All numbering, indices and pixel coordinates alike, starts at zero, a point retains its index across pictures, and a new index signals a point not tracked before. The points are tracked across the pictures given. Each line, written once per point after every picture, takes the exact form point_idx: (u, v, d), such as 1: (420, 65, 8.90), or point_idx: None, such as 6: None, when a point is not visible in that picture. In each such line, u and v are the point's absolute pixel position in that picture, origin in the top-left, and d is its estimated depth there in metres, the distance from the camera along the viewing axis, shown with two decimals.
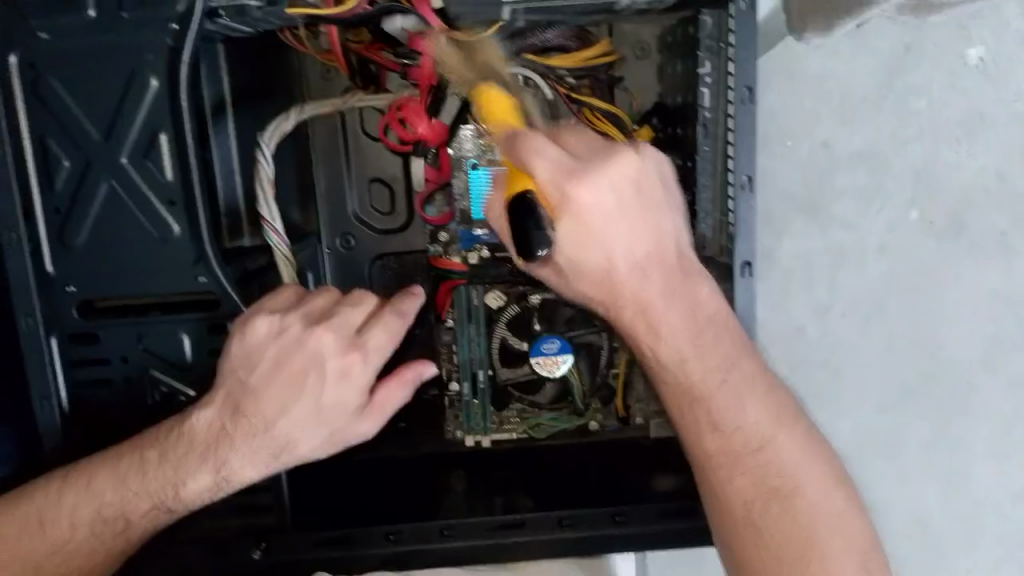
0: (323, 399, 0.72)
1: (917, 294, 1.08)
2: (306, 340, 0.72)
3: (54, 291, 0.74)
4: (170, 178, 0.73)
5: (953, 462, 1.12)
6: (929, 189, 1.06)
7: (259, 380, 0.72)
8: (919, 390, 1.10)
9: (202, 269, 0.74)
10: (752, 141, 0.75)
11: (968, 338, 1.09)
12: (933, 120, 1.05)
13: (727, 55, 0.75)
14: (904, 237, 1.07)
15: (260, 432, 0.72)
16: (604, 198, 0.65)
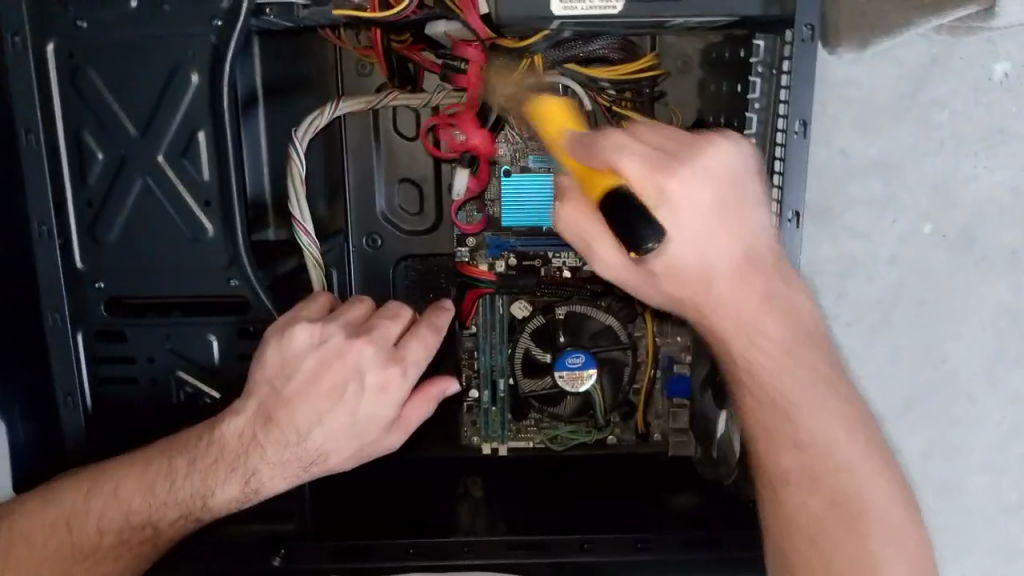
0: (358, 411, 0.71)
1: (923, 308, 1.02)
2: (345, 351, 0.71)
3: (83, 286, 0.73)
4: (207, 178, 0.71)
5: (948, 474, 1.06)
6: (945, 204, 1.00)
7: (295, 389, 0.71)
8: (918, 400, 1.04)
9: (235, 272, 0.73)
10: (803, 173, 0.73)
11: (972, 351, 1.03)
12: (954, 133, 0.98)
13: (782, 82, 0.73)
14: (918, 251, 1.01)
15: (292, 441, 0.71)
16: (694, 192, 0.59)
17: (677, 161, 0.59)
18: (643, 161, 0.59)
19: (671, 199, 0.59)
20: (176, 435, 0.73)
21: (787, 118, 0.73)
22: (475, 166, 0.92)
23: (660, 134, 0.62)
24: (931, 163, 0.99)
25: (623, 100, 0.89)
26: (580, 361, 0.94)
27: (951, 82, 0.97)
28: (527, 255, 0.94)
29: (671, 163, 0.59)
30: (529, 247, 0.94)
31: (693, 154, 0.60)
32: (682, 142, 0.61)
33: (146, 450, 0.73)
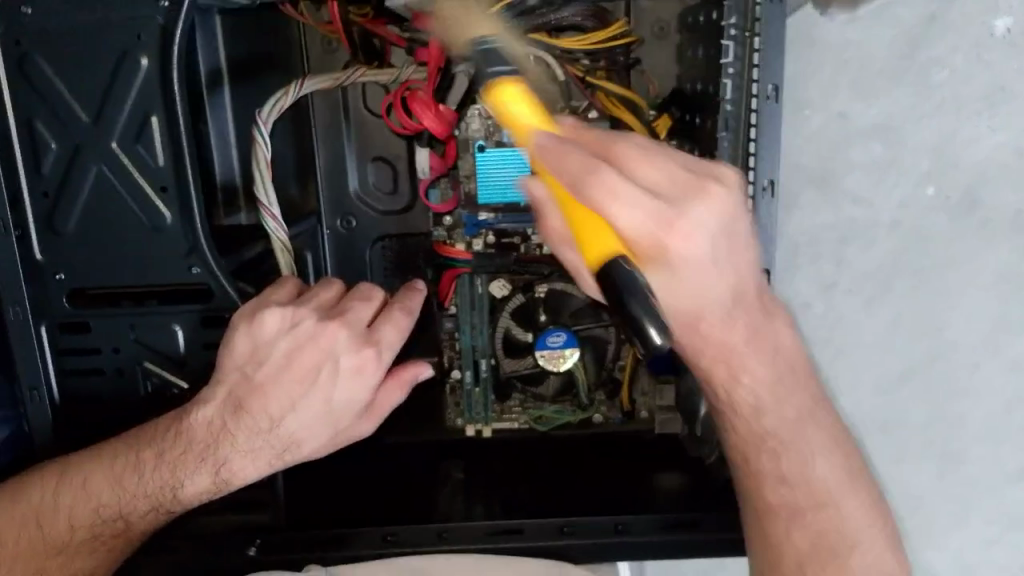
0: (333, 397, 0.69)
1: (920, 276, 0.96)
2: (318, 334, 0.68)
3: (44, 278, 0.71)
4: (162, 163, 0.69)
5: (948, 441, 1.00)
6: (946, 168, 0.94)
7: (267, 375, 0.69)
8: (914, 368, 0.98)
9: (195, 259, 0.71)
10: (777, 140, 0.71)
11: (975, 317, 0.97)
12: (955, 95, 0.92)
13: (754, 45, 0.70)
14: (916, 215, 0.95)
15: (264, 429, 0.69)
16: (703, 244, 0.53)
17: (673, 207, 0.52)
18: (638, 217, 0.51)
19: (677, 259, 0.53)
20: (143, 428, 0.71)
21: (760, 83, 0.70)
22: (441, 144, 0.90)
23: (655, 166, 0.53)
24: (935, 123, 0.93)
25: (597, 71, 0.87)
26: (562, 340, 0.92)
27: (959, 40, 0.90)
28: (507, 232, 0.89)
29: (672, 220, 0.52)
30: (509, 223, 0.89)
31: (697, 200, 0.52)
32: (677, 183, 0.53)
33: (114, 443, 0.71)
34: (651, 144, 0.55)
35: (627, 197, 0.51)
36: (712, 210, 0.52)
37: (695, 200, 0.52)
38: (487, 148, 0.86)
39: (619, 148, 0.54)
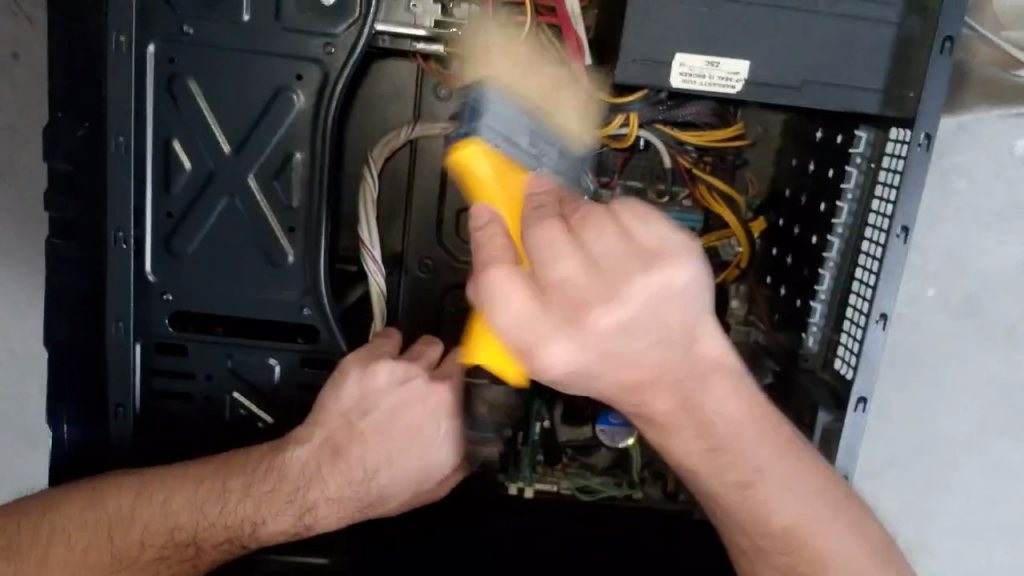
0: (429, 454, 0.71)
1: (915, 375, 1.04)
2: (429, 395, 0.70)
3: (149, 297, 0.70)
4: (296, 203, 0.69)
5: (921, 534, 1.10)
6: (954, 273, 1.01)
7: (371, 426, 0.69)
8: (904, 461, 1.07)
9: (309, 301, 0.71)
10: (898, 280, 0.71)
11: (964, 418, 1.06)
12: (972, 204, 0.99)
13: (878, 177, 0.74)
14: (922, 315, 1.03)
15: (358, 478, 0.70)
16: (626, 328, 0.52)
17: (543, 328, 0.53)
18: (567, 292, 0.53)
19: (545, 366, 0.54)
20: (235, 453, 0.69)
21: (891, 220, 0.70)
22: None
23: (549, 279, 0.52)
24: (953, 228, 1.00)
25: (702, 163, 0.91)
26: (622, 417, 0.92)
27: (984, 156, 0.99)
28: None
29: (572, 323, 0.52)
30: None
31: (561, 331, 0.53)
32: (549, 308, 0.53)
33: (201, 464, 0.69)
34: (565, 255, 0.53)
35: (555, 254, 0.53)
36: (564, 341, 0.53)
37: (610, 299, 0.52)
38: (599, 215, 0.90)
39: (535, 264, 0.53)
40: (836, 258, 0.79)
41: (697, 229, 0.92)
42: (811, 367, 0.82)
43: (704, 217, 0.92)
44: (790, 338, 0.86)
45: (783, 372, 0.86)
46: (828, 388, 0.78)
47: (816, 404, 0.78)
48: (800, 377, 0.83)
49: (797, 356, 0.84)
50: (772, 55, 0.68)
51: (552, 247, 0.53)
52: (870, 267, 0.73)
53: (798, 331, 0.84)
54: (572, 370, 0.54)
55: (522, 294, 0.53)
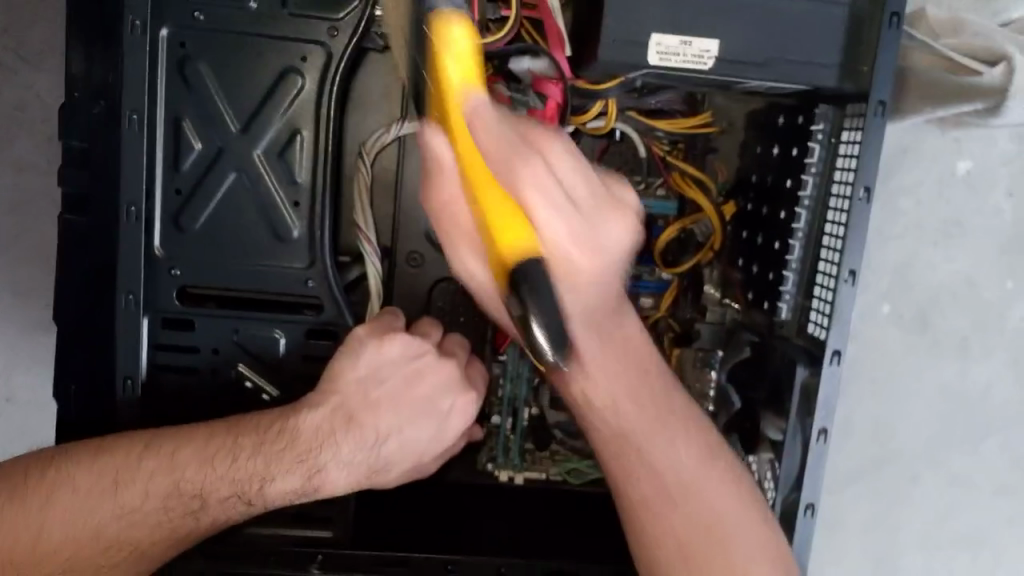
0: (442, 426, 0.74)
1: (872, 385, 1.14)
2: (436, 370, 0.75)
3: (158, 272, 0.72)
4: (302, 179, 0.74)
5: (887, 545, 1.20)
6: (905, 285, 1.11)
7: (387, 396, 0.73)
8: (872, 472, 1.17)
9: (314, 273, 0.75)
10: (864, 238, 0.78)
11: (920, 431, 1.16)
12: (916, 220, 1.10)
13: (838, 149, 0.81)
14: (877, 326, 1.12)
15: (368, 445, 0.72)
16: (611, 245, 0.64)
17: (585, 216, 0.63)
18: (582, 199, 0.63)
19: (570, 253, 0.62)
20: (246, 416, 0.72)
21: (854, 184, 0.78)
22: None
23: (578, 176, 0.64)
24: (909, 238, 1.10)
25: (675, 150, 0.99)
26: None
27: (928, 173, 1.09)
28: None
29: (593, 213, 0.63)
30: None
31: (610, 216, 0.65)
32: (589, 204, 0.64)
33: (214, 423, 0.71)
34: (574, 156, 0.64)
35: (569, 166, 0.63)
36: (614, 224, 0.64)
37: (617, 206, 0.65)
38: None
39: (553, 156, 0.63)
40: (804, 228, 0.85)
41: (670, 215, 1.00)
42: (786, 333, 0.87)
43: (678, 202, 0.99)
44: (765, 312, 0.91)
45: (760, 343, 0.91)
46: (803, 349, 0.83)
47: (793, 361, 0.83)
48: (776, 344, 0.88)
49: (772, 326, 0.89)
50: (740, 33, 0.74)
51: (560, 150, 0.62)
52: (836, 230, 0.80)
53: (771, 301, 0.89)
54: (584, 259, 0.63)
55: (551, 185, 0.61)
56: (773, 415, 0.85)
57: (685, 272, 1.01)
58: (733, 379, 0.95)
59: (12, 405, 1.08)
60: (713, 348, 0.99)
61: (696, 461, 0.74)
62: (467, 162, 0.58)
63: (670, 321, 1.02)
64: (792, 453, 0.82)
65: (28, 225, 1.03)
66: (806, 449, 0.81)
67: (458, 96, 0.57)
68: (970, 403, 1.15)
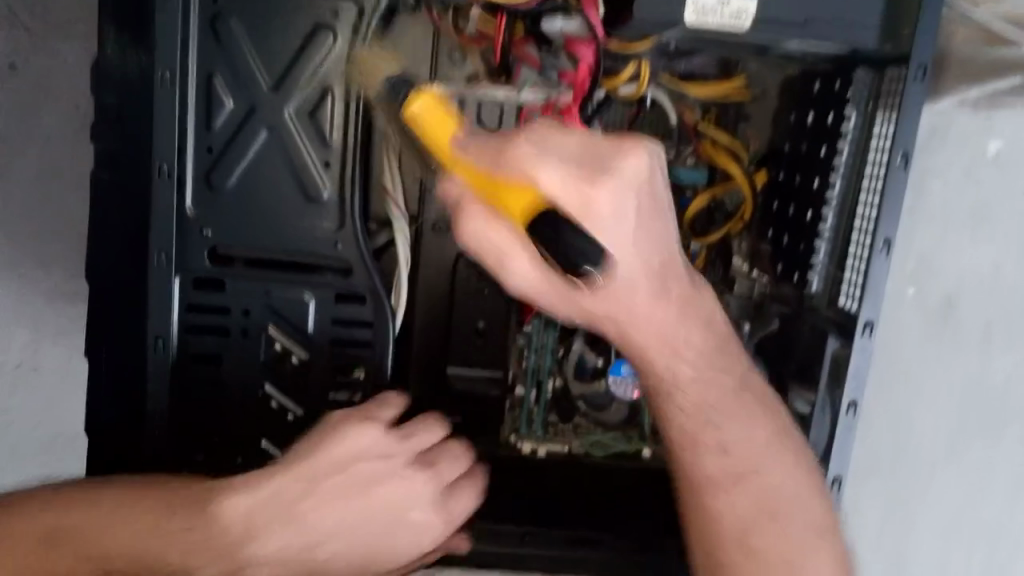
0: (394, 532, 0.72)
1: (888, 369, 1.09)
2: (401, 478, 0.73)
3: (189, 232, 0.72)
4: (333, 140, 0.73)
5: (904, 540, 1.13)
6: (928, 270, 1.07)
7: (346, 482, 0.71)
8: (887, 464, 1.11)
9: (343, 235, 0.74)
10: (898, 208, 0.77)
11: (939, 421, 1.10)
12: (943, 204, 1.06)
13: (874, 117, 0.79)
14: (898, 311, 1.08)
15: (305, 539, 0.70)
16: (630, 201, 0.60)
17: (596, 170, 0.60)
18: (586, 160, 0.60)
19: (595, 208, 0.59)
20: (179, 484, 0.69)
21: (891, 152, 0.76)
22: None
23: (575, 138, 0.61)
24: (936, 221, 1.06)
25: (707, 118, 0.97)
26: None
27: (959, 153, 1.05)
28: None
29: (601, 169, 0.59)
30: None
31: (613, 157, 0.60)
32: (595, 151, 0.60)
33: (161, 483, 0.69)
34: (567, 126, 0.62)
35: (562, 139, 0.60)
36: (625, 167, 0.59)
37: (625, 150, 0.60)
38: None
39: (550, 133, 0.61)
40: (838, 197, 0.83)
41: (700, 185, 0.98)
42: (816, 305, 0.86)
43: (708, 171, 0.97)
44: (795, 283, 0.90)
45: (789, 315, 0.90)
46: (833, 320, 0.82)
47: (825, 332, 0.82)
48: (806, 316, 0.87)
49: (803, 298, 0.88)
50: None
51: (547, 129, 0.61)
52: (871, 199, 0.78)
53: (802, 273, 0.88)
54: (614, 218, 0.60)
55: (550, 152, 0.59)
56: (802, 388, 0.85)
57: (716, 243, 0.99)
58: (761, 351, 0.95)
59: (37, 373, 1.06)
60: (740, 320, 0.98)
61: (750, 447, 0.70)
62: (474, 181, 0.61)
63: None
64: (821, 426, 0.81)
65: (53, 194, 1.02)
66: (835, 423, 0.80)
67: (446, 144, 0.63)
68: (997, 393, 1.10)
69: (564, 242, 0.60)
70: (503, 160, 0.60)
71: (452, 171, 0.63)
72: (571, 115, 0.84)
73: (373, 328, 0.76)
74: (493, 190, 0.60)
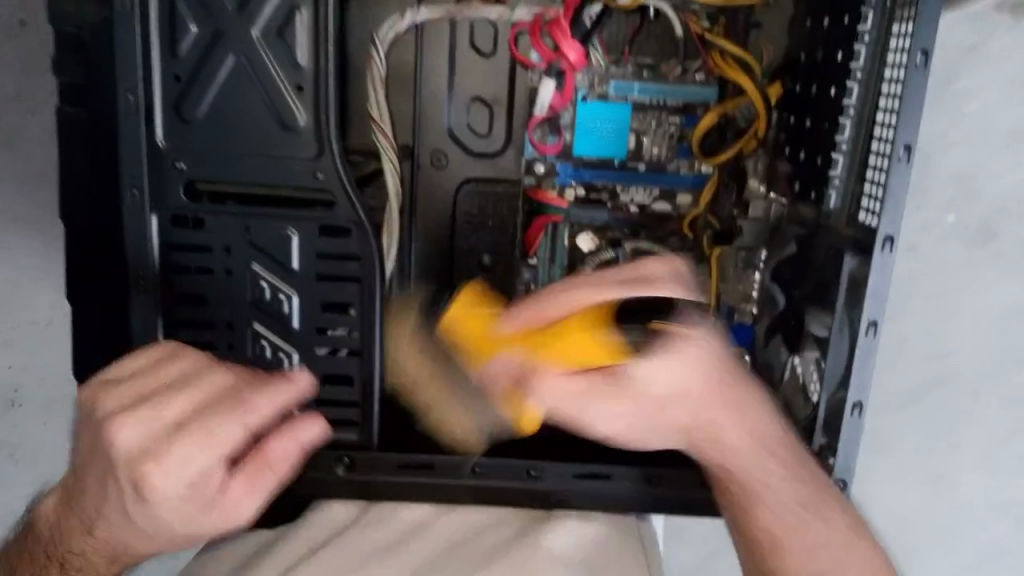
0: (166, 490, 0.59)
1: (928, 294, 1.05)
2: (141, 424, 0.61)
3: (162, 165, 0.69)
4: (304, 63, 0.68)
5: (943, 466, 1.11)
6: (965, 196, 1.02)
7: (95, 445, 0.64)
8: (924, 396, 1.09)
9: (323, 164, 0.70)
10: (920, 110, 0.69)
11: (979, 349, 1.07)
12: (982, 123, 1.00)
13: (894, 12, 0.72)
14: (935, 239, 1.04)
15: (119, 526, 0.66)
16: (690, 322, 0.66)
17: (620, 282, 0.65)
18: (663, 296, 0.66)
19: (682, 339, 0.64)
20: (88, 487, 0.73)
21: (909, 50, 0.69)
22: (562, 80, 0.89)
23: (624, 270, 0.67)
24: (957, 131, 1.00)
25: (717, 29, 0.91)
26: (742, 332, 0.95)
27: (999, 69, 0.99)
28: (595, 188, 0.94)
29: (674, 282, 0.67)
30: (598, 178, 0.93)
31: (663, 294, 0.66)
32: (631, 277, 0.67)
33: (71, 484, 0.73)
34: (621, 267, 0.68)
35: (598, 294, 0.64)
36: (666, 285, 0.66)
37: (653, 279, 0.66)
38: (587, 98, 0.91)
39: (581, 288, 0.65)
40: (856, 105, 0.77)
41: (711, 102, 0.92)
42: (835, 224, 0.80)
43: (719, 87, 0.92)
44: (813, 202, 0.84)
45: (805, 236, 0.85)
46: (851, 238, 0.76)
47: (842, 251, 0.77)
48: (823, 237, 0.81)
49: (820, 217, 0.82)
50: None
51: (578, 283, 0.66)
52: (891, 105, 0.72)
53: (819, 190, 0.83)
54: (675, 362, 0.64)
55: (632, 289, 0.65)
56: (818, 312, 0.80)
57: (727, 163, 0.94)
58: (778, 275, 0.90)
59: None
60: (757, 245, 0.94)
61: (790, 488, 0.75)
62: (521, 353, 0.65)
63: (711, 219, 0.96)
64: (839, 350, 0.76)
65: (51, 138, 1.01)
66: (855, 342, 0.75)
67: (489, 331, 0.68)
68: None
69: (651, 350, 0.63)
70: (550, 313, 0.65)
71: (495, 355, 0.67)
72: (559, 27, 0.86)
73: (361, 263, 0.73)
74: (538, 353, 0.65)
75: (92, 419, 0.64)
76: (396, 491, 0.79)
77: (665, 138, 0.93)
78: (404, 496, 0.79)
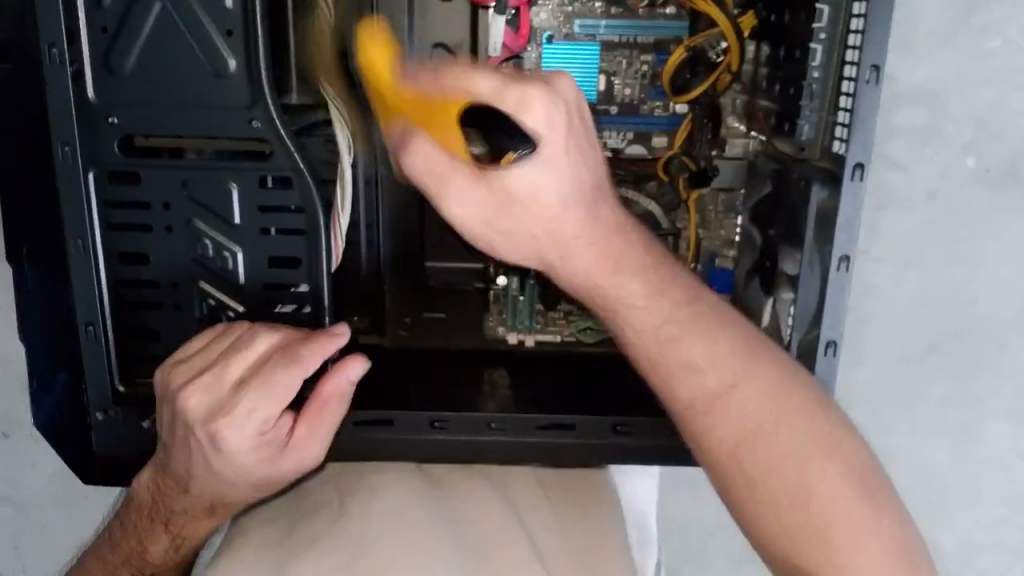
0: (235, 451, 0.68)
1: (947, 239, 1.02)
2: (212, 389, 0.68)
3: (94, 121, 0.67)
4: (231, 5, 0.65)
5: (967, 417, 1.09)
6: (990, 137, 0.99)
7: (176, 416, 0.69)
8: (948, 345, 1.06)
9: (258, 112, 0.67)
10: (889, 26, 0.65)
11: (1004, 294, 1.04)
12: (1008, 62, 0.96)
13: None
14: (954, 184, 1.00)
15: (200, 503, 0.75)
16: (552, 129, 0.59)
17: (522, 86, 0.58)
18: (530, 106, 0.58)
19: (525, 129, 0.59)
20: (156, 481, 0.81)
21: None
22: (517, 18, 0.86)
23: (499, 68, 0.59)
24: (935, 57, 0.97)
25: None
26: (722, 279, 0.91)
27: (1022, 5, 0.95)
28: None
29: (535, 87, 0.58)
30: None
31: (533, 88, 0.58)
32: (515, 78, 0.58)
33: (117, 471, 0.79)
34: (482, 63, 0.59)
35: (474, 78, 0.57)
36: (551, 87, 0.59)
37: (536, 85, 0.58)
38: (553, 40, 0.87)
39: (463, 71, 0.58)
40: (826, 27, 0.72)
41: (682, 36, 0.87)
42: (808, 156, 0.75)
43: (691, 19, 0.86)
44: (787, 135, 0.79)
45: (781, 172, 0.81)
46: (823, 169, 0.72)
47: (812, 183, 0.73)
48: (796, 171, 0.77)
49: (793, 151, 0.78)
50: None
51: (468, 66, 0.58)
52: (859, 25, 0.67)
53: (792, 122, 0.78)
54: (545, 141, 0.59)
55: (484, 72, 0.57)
56: (790, 249, 0.77)
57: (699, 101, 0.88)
58: (756, 214, 0.86)
59: None
60: (736, 186, 0.90)
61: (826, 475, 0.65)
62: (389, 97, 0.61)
63: (684, 161, 0.89)
64: (809, 286, 0.73)
65: None
66: (826, 280, 0.71)
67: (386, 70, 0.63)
68: None
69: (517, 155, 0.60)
70: (445, 80, 0.59)
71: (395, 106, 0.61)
72: None
73: (305, 215, 0.70)
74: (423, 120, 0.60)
75: (165, 396, 0.69)
76: (356, 450, 0.77)
77: (636, 78, 0.88)
78: (363, 454, 0.77)
